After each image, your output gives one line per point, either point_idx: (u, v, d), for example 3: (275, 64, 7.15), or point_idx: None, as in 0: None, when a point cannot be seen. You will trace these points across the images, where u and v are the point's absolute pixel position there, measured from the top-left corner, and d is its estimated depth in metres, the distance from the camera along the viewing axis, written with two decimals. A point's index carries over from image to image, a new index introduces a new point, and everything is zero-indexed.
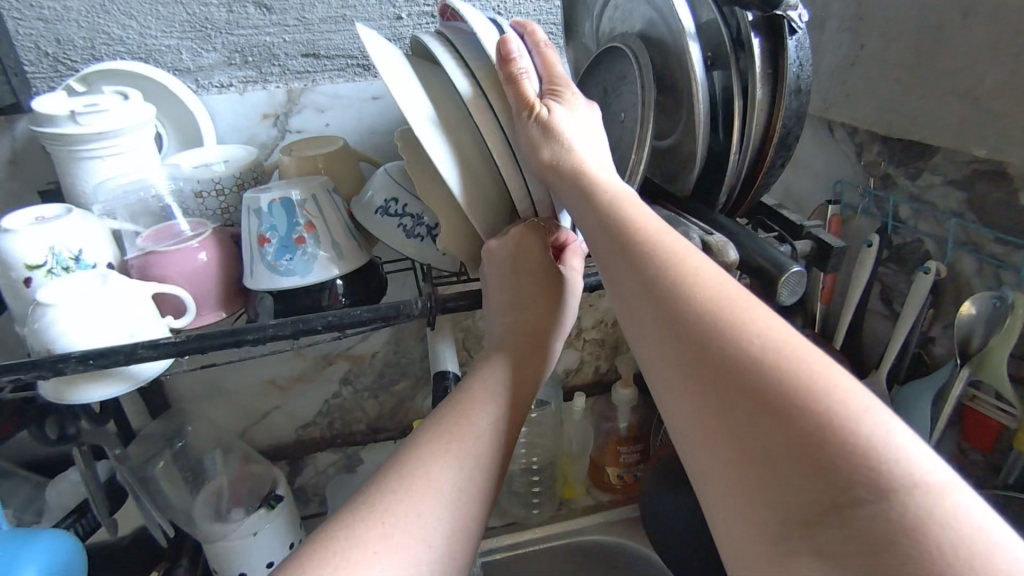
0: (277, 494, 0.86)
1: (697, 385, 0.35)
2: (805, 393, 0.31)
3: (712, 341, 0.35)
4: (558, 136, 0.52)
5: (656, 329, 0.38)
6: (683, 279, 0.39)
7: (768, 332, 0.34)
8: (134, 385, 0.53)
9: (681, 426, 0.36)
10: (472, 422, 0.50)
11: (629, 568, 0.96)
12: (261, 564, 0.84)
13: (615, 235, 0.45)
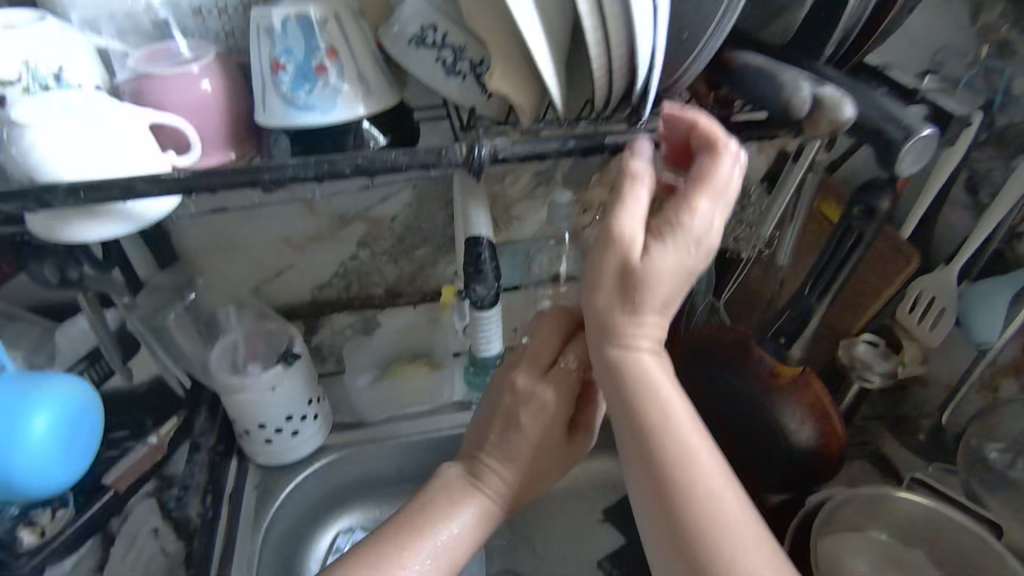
0: (294, 352, 0.84)
1: (671, 548, 0.45)
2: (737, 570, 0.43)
3: (693, 534, 0.44)
4: (638, 303, 0.46)
5: (649, 495, 0.47)
6: (684, 493, 0.45)
7: (729, 521, 0.44)
8: (136, 226, 0.48)
9: (656, 549, 0.46)
10: (430, 540, 0.56)
11: None
12: (280, 417, 0.84)
13: (635, 400, 0.48)
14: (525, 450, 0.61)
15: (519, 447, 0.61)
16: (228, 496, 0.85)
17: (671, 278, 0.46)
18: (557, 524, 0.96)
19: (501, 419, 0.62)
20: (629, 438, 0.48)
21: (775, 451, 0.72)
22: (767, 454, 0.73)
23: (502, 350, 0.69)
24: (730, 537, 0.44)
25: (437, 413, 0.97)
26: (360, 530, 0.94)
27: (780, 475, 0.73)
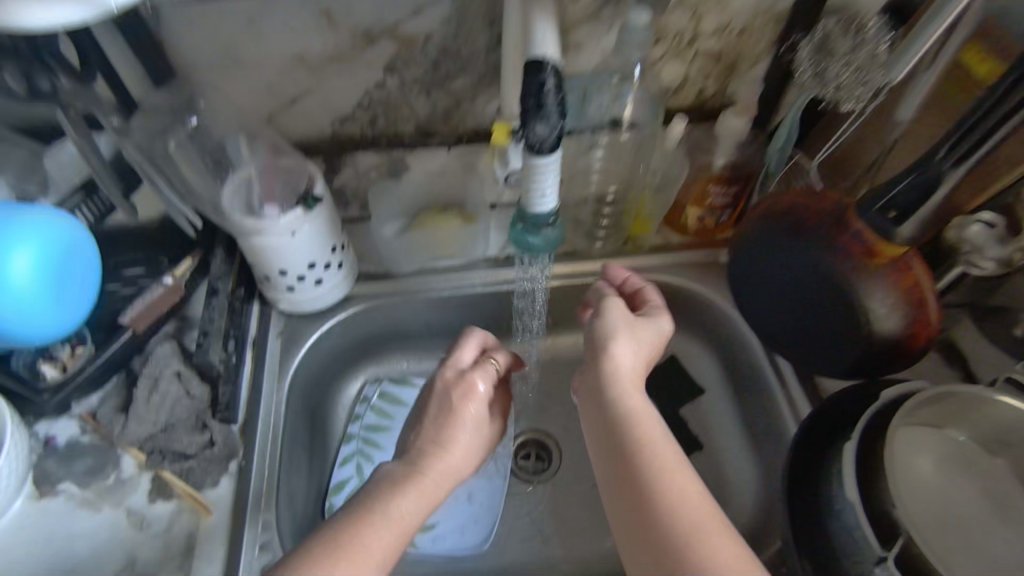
0: (315, 194, 0.75)
1: (641, 514, 0.55)
2: (691, 529, 0.53)
3: (658, 500, 0.55)
4: (631, 325, 0.70)
5: (622, 475, 0.58)
6: (654, 474, 0.57)
7: (689, 496, 0.55)
8: (100, 9, 0.38)
9: (627, 517, 0.56)
10: (388, 511, 0.58)
11: (689, 310, 0.93)
12: (302, 265, 0.78)
13: (614, 428, 0.62)
14: (466, 417, 0.70)
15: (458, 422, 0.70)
16: (251, 341, 0.82)
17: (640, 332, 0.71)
18: None
19: (429, 415, 0.71)
20: (614, 462, 0.60)
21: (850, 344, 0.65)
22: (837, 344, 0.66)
23: (556, 206, 0.61)
24: (689, 512, 0.54)
25: (468, 268, 0.90)
26: (388, 381, 0.94)
27: (847, 365, 0.67)
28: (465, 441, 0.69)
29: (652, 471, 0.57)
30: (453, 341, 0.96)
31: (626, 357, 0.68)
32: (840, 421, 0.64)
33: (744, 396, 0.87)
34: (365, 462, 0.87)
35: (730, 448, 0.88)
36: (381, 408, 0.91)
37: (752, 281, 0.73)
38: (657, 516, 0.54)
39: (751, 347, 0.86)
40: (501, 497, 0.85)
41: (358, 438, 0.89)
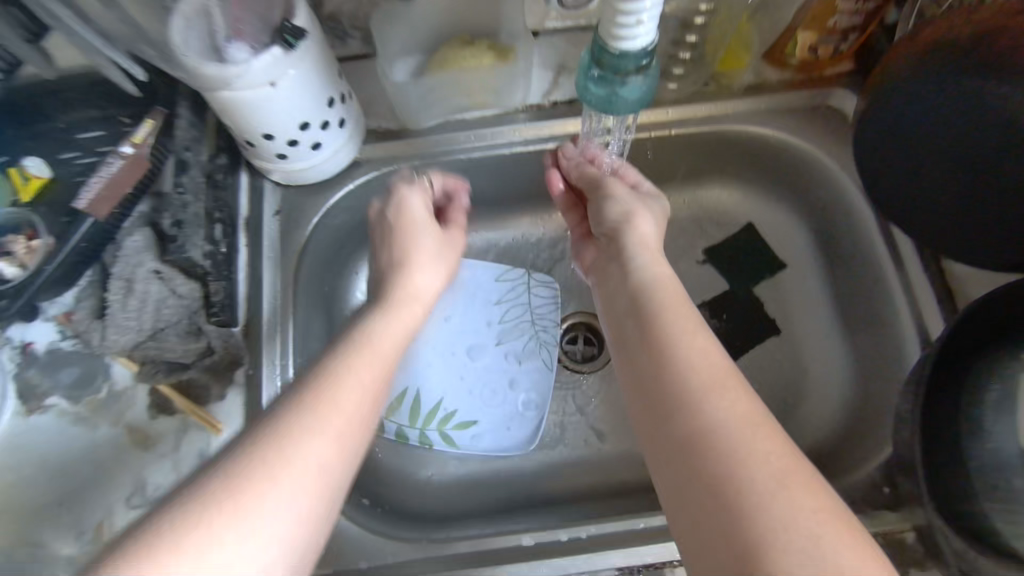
0: (293, 25, 0.54)
1: (655, 383, 0.48)
2: (714, 398, 0.45)
3: (674, 368, 0.48)
4: (611, 191, 0.63)
5: (638, 350, 0.51)
6: (674, 344, 0.49)
7: (713, 368, 0.47)
8: None
9: (641, 390, 0.49)
10: (336, 377, 0.48)
11: (779, 171, 0.76)
12: (291, 126, 0.60)
13: (635, 298, 0.54)
14: (421, 246, 0.63)
15: (405, 245, 0.63)
16: (243, 224, 0.67)
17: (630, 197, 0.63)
18: None
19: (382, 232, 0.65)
20: (633, 333, 0.52)
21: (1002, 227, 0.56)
22: (993, 229, 0.57)
23: (651, 42, 0.45)
24: (713, 386, 0.46)
25: (504, 120, 0.72)
26: None
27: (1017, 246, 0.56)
28: (428, 273, 0.63)
29: (670, 340, 0.50)
30: (485, 210, 0.81)
31: (650, 233, 0.60)
32: (981, 334, 0.52)
33: (843, 277, 0.73)
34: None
35: (815, 334, 0.76)
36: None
37: (926, 140, 0.57)
38: (667, 382, 0.47)
39: (861, 218, 0.69)
40: (548, 389, 0.76)
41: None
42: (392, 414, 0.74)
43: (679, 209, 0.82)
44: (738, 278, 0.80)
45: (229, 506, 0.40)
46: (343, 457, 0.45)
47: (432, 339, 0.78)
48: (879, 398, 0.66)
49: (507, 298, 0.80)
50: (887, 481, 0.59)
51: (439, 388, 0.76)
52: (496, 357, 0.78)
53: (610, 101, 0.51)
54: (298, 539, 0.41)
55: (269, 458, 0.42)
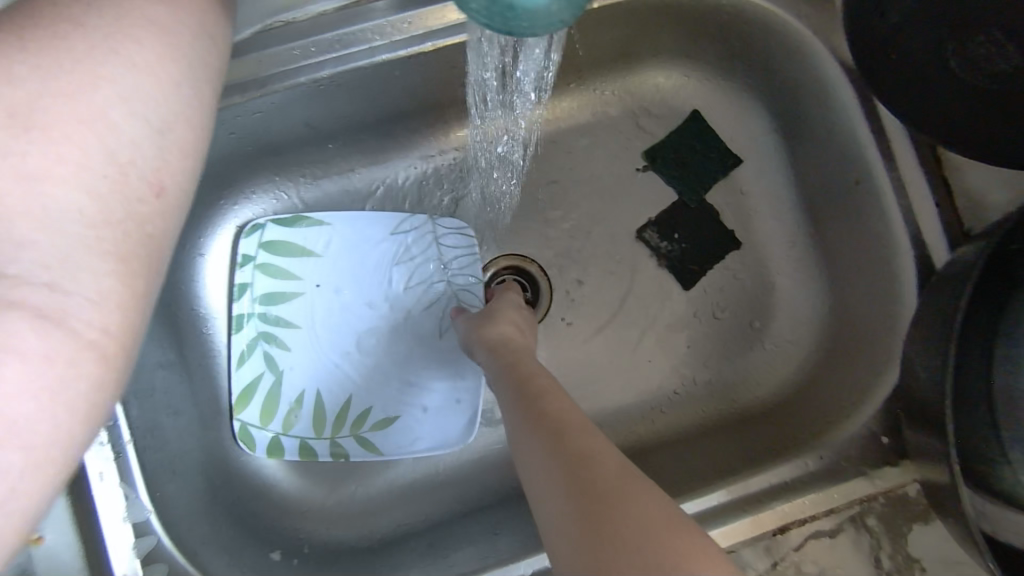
0: None
1: (533, 434, 0.36)
2: (582, 433, 0.35)
3: (549, 419, 0.37)
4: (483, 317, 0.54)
5: (511, 415, 0.39)
6: (547, 404, 0.39)
7: (580, 417, 0.37)
8: None
9: (521, 447, 0.36)
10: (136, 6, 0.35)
11: (727, 39, 0.58)
12: None
13: (511, 363, 0.45)
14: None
15: None
16: None
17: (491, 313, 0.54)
18: (572, 181, 0.65)
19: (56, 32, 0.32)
20: (507, 401, 0.41)
21: (994, 80, 0.46)
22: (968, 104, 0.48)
23: None
24: (583, 427, 0.36)
25: (357, 14, 0.49)
26: (272, 223, 0.60)
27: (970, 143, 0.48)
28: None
29: (539, 396, 0.40)
30: (360, 140, 0.60)
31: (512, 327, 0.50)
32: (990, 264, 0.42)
33: (815, 170, 0.60)
34: (274, 347, 0.61)
35: (781, 241, 0.64)
36: (276, 268, 0.61)
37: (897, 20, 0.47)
38: (541, 430, 0.36)
39: (838, 97, 0.54)
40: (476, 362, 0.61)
41: (258, 317, 0.60)
42: (290, 428, 0.60)
43: (609, 103, 0.64)
44: (687, 184, 0.65)
45: (36, 75, 0.31)
46: (189, 39, 0.37)
47: (322, 325, 0.62)
48: (863, 315, 0.56)
49: (408, 256, 0.63)
50: (885, 428, 0.49)
51: (344, 384, 0.61)
52: (406, 330, 0.62)
53: (510, 12, 0.29)
54: (156, 120, 0.35)
55: (83, 30, 0.33)
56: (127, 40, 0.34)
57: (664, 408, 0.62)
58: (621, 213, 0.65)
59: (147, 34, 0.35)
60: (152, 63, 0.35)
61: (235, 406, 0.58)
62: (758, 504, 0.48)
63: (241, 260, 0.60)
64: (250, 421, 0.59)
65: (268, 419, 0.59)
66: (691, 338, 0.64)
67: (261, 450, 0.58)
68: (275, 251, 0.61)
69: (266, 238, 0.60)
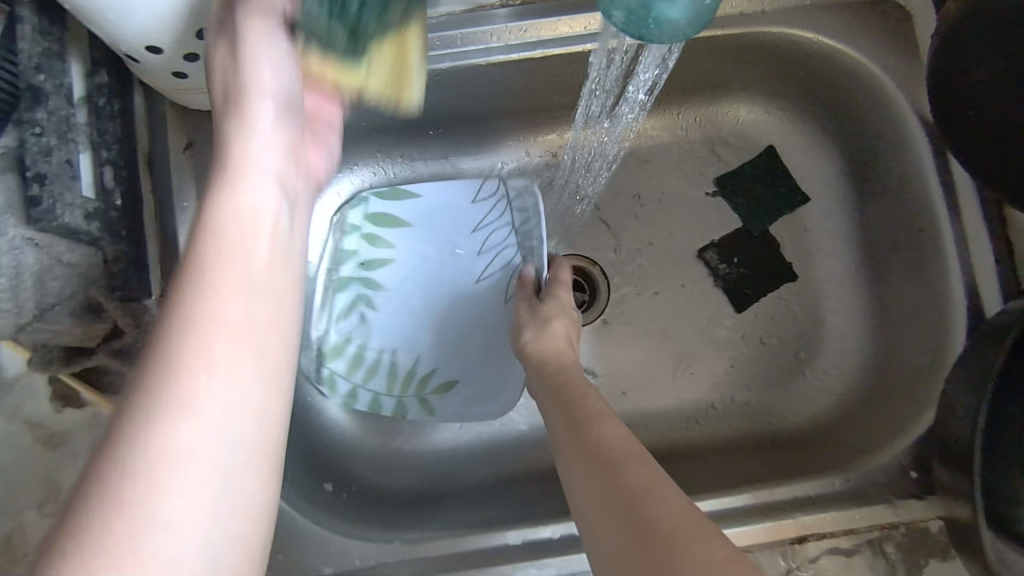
0: None
1: (586, 463, 0.40)
2: (628, 461, 0.39)
3: (601, 447, 0.41)
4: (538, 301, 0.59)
5: (564, 440, 0.44)
6: (598, 430, 0.43)
7: (625, 441, 0.41)
8: None
9: (574, 475, 0.41)
10: (218, 318, 0.31)
11: (813, 83, 0.62)
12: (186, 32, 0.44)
13: (559, 391, 0.49)
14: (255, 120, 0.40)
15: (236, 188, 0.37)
16: (144, 162, 0.53)
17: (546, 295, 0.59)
18: (641, 195, 0.70)
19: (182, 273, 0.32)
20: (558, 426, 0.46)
21: None
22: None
23: None
24: (630, 454, 0.39)
25: (480, 17, 0.56)
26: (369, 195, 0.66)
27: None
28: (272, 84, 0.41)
29: (590, 422, 0.44)
30: (457, 132, 0.67)
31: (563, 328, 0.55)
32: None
33: (878, 216, 0.62)
34: (369, 308, 0.67)
35: (837, 281, 0.66)
36: (377, 237, 0.67)
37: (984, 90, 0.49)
38: (594, 457, 0.40)
39: (910, 149, 0.57)
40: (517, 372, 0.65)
41: (357, 281, 0.67)
42: (369, 380, 0.65)
43: (690, 128, 0.69)
44: (752, 214, 0.69)
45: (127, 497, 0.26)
46: (281, 270, 0.35)
47: (407, 288, 0.68)
48: (907, 355, 0.58)
49: (482, 222, 0.67)
50: (916, 465, 0.51)
51: (416, 346, 0.67)
52: (478, 295, 0.67)
53: (648, 25, 0.36)
54: (264, 349, 0.32)
55: (188, 305, 0.30)
56: (231, 267, 0.33)
57: (701, 421, 0.65)
58: (685, 233, 0.69)
59: (249, 284, 0.33)
60: (249, 298, 0.32)
61: (326, 355, 0.65)
62: (781, 512, 0.51)
63: (348, 228, 0.67)
64: (336, 369, 0.65)
65: (353, 371, 0.65)
66: (735, 359, 0.67)
67: (340, 394, 0.64)
68: (377, 220, 0.67)
69: (371, 212, 0.67)
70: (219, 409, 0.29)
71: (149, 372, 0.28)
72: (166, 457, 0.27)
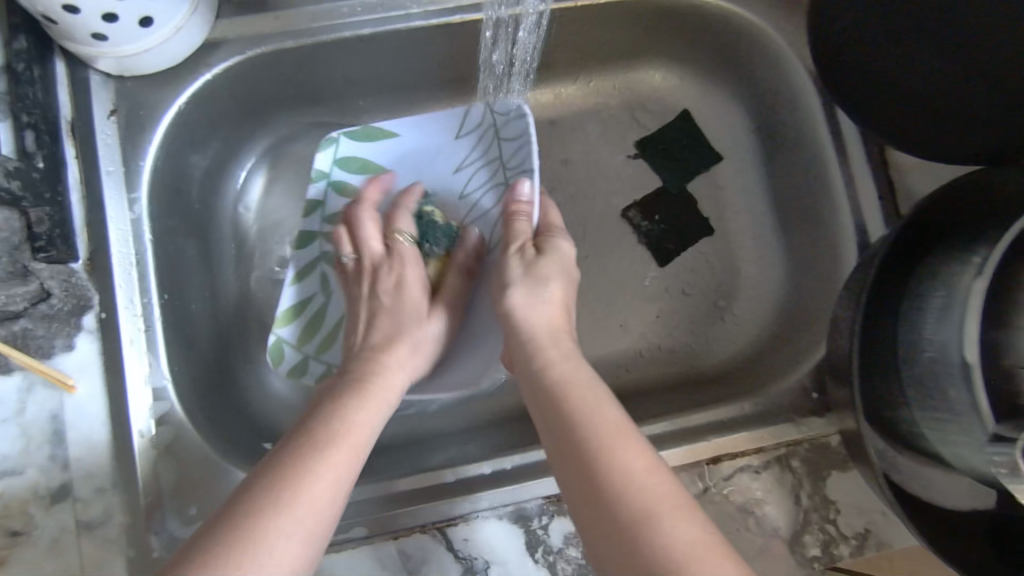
0: None
1: (602, 512, 0.41)
2: (649, 521, 0.39)
3: (615, 498, 0.41)
4: (531, 259, 0.56)
5: (575, 475, 0.43)
6: (616, 466, 0.42)
7: (650, 491, 0.41)
8: None
9: (588, 520, 0.42)
10: (342, 442, 0.43)
11: (718, 46, 0.67)
12: None
13: (557, 399, 0.48)
14: (400, 337, 0.54)
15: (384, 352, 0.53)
16: (67, 129, 0.54)
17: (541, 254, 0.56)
18: (569, 159, 0.73)
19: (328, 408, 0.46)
20: (569, 449, 0.45)
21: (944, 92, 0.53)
22: (925, 113, 0.53)
23: None
24: (659, 508, 0.40)
25: None
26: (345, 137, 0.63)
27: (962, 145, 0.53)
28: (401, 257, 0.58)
29: (607, 454, 0.43)
30: (389, 105, 0.68)
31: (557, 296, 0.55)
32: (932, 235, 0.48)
33: (782, 169, 0.67)
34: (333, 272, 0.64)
35: (751, 233, 0.71)
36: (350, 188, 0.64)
37: (870, 41, 0.53)
38: (614, 504, 0.41)
39: (802, 103, 0.62)
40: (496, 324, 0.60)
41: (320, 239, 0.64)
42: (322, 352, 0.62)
43: (610, 95, 0.73)
44: (671, 173, 0.73)
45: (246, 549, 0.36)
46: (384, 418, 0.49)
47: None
48: (807, 296, 0.64)
49: (474, 159, 0.62)
50: (815, 385, 0.57)
51: None
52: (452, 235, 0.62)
53: None
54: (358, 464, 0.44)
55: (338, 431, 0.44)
56: (360, 408, 0.47)
57: (631, 369, 0.69)
58: (611, 194, 0.73)
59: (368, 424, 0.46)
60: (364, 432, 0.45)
61: (280, 320, 0.62)
62: (696, 437, 0.56)
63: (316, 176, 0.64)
64: (285, 339, 0.62)
65: (305, 340, 0.62)
66: (660, 310, 0.71)
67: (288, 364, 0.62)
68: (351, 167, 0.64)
69: (340, 158, 0.64)
70: (320, 514, 0.40)
71: (285, 471, 0.40)
72: (285, 526, 0.38)
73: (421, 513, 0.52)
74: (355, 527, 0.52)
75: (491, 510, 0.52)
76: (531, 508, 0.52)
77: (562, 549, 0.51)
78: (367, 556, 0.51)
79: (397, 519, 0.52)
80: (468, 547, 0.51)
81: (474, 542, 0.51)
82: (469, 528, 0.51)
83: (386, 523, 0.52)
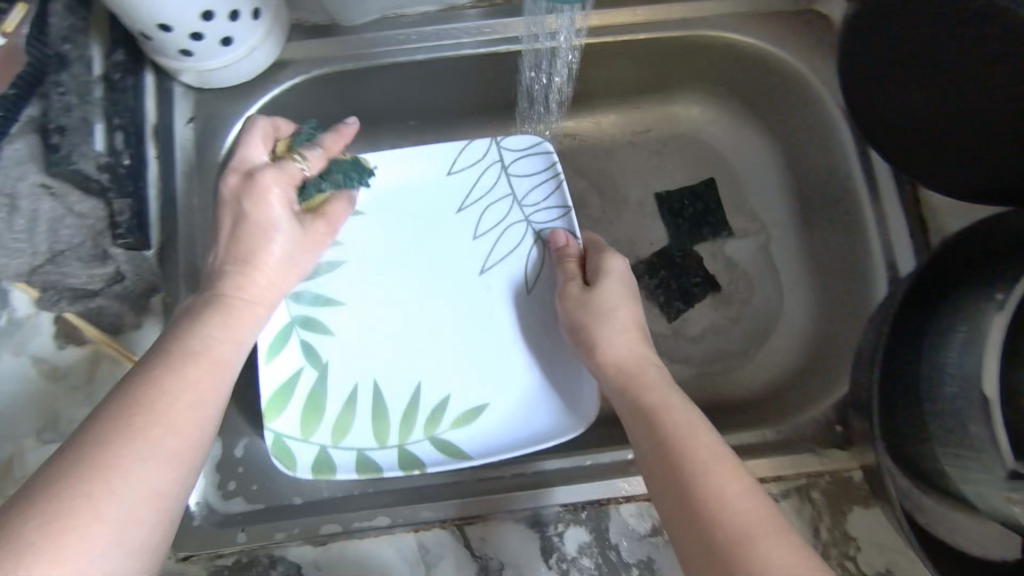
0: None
1: (697, 535, 0.40)
2: (746, 540, 0.38)
3: (710, 519, 0.40)
4: (590, 292, 0.58)
5: (668, 495, 0.43)
6: (707, 484, 0.42)
7: (744, 509, 0.40)
8: None
9: (684, 541, 0.41)
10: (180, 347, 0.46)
11: (755, 82, 0.69)
12: (192, 15, 0.52)
13: (651, 418, 0.47)
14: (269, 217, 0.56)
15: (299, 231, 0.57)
16: (151, 132, 0.60)
17: (607, 282, 0.58)
18: (607, 183, 0.75)
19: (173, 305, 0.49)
20: (661, 468, 0.44)
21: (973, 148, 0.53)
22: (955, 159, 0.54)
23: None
24: (751, 525, 0.39)
25: (452, 17, 0.64)
26: None
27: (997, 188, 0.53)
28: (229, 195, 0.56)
29: (700, 472, 0.42)
30: (435, 125, 0.72)
31: (621, 330, 0.55)
32: (950, 274, 0.49)
33: (815, 204, 0.68)
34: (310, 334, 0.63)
35: (785, 265, 0.71)
36: None
37: (900, 89, 0.55)
38: (710, 524, 0.40)
39: (838, 140, 0.63)
40: (577, 371, 0.61)
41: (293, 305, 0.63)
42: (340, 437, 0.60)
43: (649, 127, 0.75)
44: (678, 233, 0.73)
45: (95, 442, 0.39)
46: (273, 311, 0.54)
47: (363, 291, 0.65)
48: (838, 329, 0.64)
49: (478, 195, 0.67)
50: (839, 419, 0.57)
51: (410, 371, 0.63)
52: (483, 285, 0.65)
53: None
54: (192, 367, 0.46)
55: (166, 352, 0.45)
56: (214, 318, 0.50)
57: None
58: (647, 218, 0.74)
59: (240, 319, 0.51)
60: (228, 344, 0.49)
61: (270, 414, 0.59)
62: None
63: None
64: (285, 433, 0.59)
65: (308, 430, 0.60)
66: (692, 335, 0.70)
67: (303, 463, 0.58)
68: None
69: None
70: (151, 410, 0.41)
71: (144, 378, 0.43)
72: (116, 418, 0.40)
73: (442, 509, 0.54)
74: (379, 515, 0.54)
75: (509, 514, 0.53)
76: (548, 515, 0.53)
77: (575, 559, 0.52)
78: (388, 545, 0.53)
79: (416, 513, 0.54)
80: (484, 546, 0.52)
81: (490, 542, 0.53)
82: (485, 528, 0.53)
83: (408, 515, 0.54)
